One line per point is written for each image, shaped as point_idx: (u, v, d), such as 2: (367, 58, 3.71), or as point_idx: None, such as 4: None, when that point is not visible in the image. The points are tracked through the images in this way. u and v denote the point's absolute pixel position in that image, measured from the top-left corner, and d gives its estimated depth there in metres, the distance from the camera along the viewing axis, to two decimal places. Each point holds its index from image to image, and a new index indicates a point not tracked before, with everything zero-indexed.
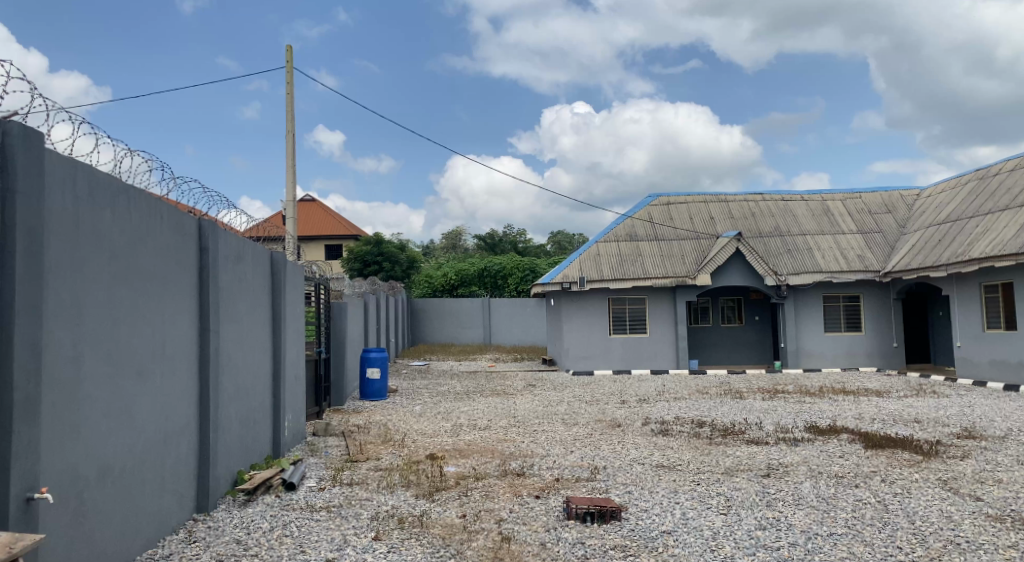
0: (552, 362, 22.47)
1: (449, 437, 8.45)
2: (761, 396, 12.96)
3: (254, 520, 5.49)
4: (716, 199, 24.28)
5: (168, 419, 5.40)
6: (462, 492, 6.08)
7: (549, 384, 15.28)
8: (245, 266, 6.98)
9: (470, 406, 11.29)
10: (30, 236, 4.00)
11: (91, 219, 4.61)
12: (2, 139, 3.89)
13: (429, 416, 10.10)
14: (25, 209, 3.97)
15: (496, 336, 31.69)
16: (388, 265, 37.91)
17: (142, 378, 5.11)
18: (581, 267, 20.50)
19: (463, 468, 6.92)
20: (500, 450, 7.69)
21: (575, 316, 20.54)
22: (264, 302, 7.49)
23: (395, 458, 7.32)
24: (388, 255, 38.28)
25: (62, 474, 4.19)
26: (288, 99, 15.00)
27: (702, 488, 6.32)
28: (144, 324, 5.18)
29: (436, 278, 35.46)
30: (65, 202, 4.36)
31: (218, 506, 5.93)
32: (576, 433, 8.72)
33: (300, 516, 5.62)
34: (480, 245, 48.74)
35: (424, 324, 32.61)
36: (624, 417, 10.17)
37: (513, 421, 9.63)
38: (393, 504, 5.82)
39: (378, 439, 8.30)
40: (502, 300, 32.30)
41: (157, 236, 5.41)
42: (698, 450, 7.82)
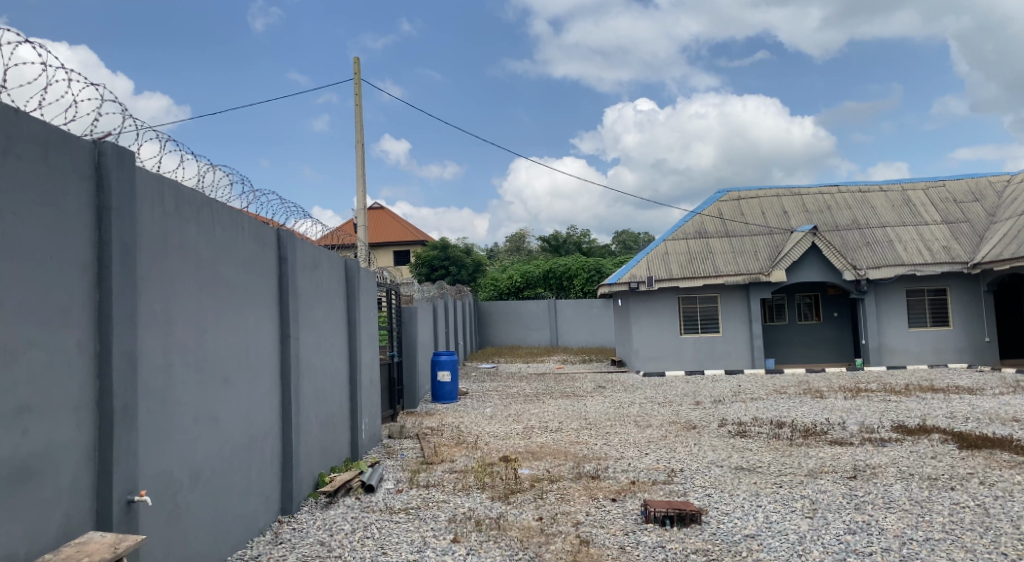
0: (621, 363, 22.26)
1: (521, 439, 8.48)
2: (843, 396, 12.49)
3: (336, 522, 5.62)
4: (788, 192, 23.63)
5: (253, 423, 5.59)
6: (537, 495, 6.08)
7: (620, 385, 15.14)
8: (321, 273, 7.18)
9: (541, 408, 11.29)
10: (126, 250, 4.22)
11: (180, 234, 4.83)
12: (98, 160, 4.14)
13: (500, 418, 10.16)
14: (120, 225, 4.19)
15: (564, 338, 31.62)
16: (454, 270, 38.36)
17: (228, 385, 5.31)
18: (648, 266, 20.27)
19: (538, 470, 6.92)
20: (574, 452, 7.67)
21: (644, 317, 20.30)
22: (340, 309, 7.67)
23: (468, 461, 7.39)
24: (454, 260, 38.74)
25: (158, 478, 4.39)
26: (357, 110, 15.36)
27: (785, 490, 6.14)
28: (228, 333, 5.37)
29: (501, 280, 35.68)
30: (155, 217, 4.57)
31: (302, 508, 6.10)
32: (650, 436, 8.62)
33: (380, 518, 5.73)
34: (545, 247, 48.83)
35: (491, 327, 32.84)
36: (700, 418, 9.99)
37: (585, 423, 9.59)
38: (470, 506, 5.87)
39: (452, 441, 8.39)
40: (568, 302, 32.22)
41: (239, 246, 5.62)
42: (779, 451, 7.62)
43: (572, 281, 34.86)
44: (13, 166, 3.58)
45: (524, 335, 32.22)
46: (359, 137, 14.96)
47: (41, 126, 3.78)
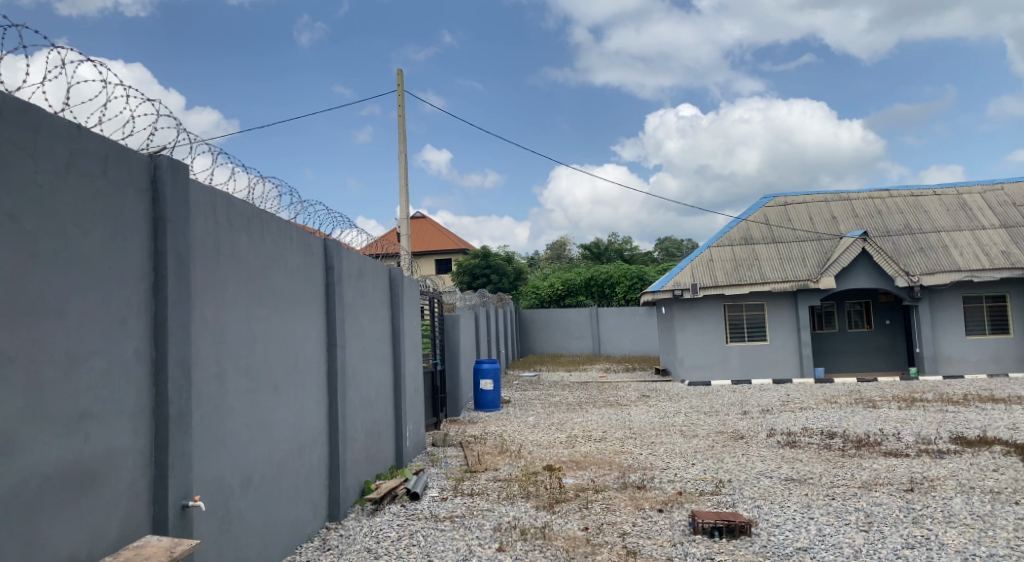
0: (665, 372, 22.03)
1: (565, 448, 8.44)
2: (897, 406, 12.13)
3: (382, 529, 5.66)
4: (837, 197, 23.15)
5: (301, 431, 5.67)
6: (582, 505, 6.04)
7: (665, 395, 14.97)
8: (366, 282, 7.28)
9: (585, 417, 11.23)
10: (180, 261, 4.34)
11: (231, 244, 4.94)
12: (154, 173, 4.27)
13: (543, 427, 10.13)
14: (175, 235, 4.31)
15: (607, 346, 31.43)
16: (496, 278, 38.48)
17: (278, 392, 5.40)
18: (693, 273, 20.02)
19: (582, 480, 6.88)
20: (618, 462, 7.60)
21: (689, 325, 20.06)
22: (384, 317, 7.75)
23: (512, 469, 7.38)
24: (495, 268, 38.87)
25: (211, 483, 4.47)
26: (401, 121, 15.56)
27: (838, 503, 5.99)
28: (277, 341, 5.47)
29: (543, 289, 35.67)
30: (207, 228, 4.68)
31: (349, 515, 6.16)
32: (696, 445, 8.50)
33: (425, 525, 5.75)
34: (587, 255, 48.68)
35: (534, 335, 32.85)
36: (747, 428, 9.82)
37: (630, 433, 9.50)
38: (515, 515, 5.86)
39: (495, 450, 8.39)
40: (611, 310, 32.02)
41: (287, 257, 5.73)
42: (831, 462, 7.44)
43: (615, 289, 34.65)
44: (75, 181, 3.71)
45: (566, 343, 32.23)
46: (402, 148, 15.14)
47: (101, 141, 3.91)
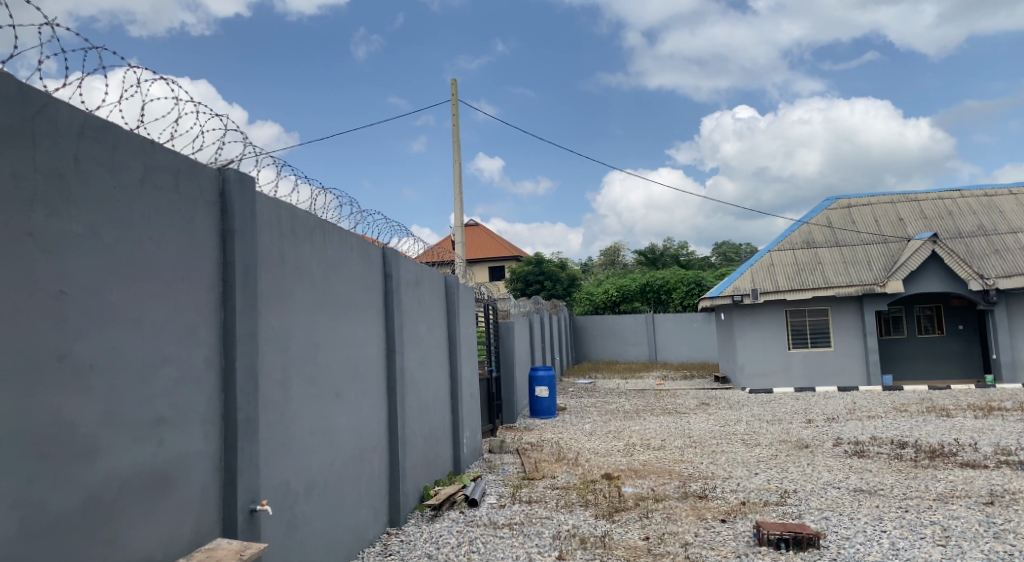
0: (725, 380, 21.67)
1: (623, 456, 8.35)
2: (973, 415, 11.61)
3: (442, 536, 5.69)
4: (904, 198, 22.41)
5: (362, 437, 5.75)
6: (642, 514, 5.96)
7: (725, 402, 14.69)
8: (423, 290, 7.36)
9: (642, 424, 11.10)
10: (247, 271, 4.47)
11: (295, 254, 5.06)
12: (222, 186, 4.42)
13: (600, 435, 10.05)
14: (242, 246, 4.44)
15: (664, 353, 31.03)
16: (550, 285, 38.49)
17: (340, 398, 5.49)
18: (753, 278, 19.67)
19: (641, 489, 6.79)
20: (678, 471, 7.48)
21: (750, 331, 19.73)
22: (441, 325, 7.83)
23: (570, 477, 7.34)
24: (549, 275, 38.88)
25: (277, 488, 4.57)
26: (456, 130, 15.75)
27: (912, 515, 5.76)
28: (339, 349, 5.57)
29: (598, 295, 35.52)
30: (273, 238, 4.81)
31: (409, 521, 6.21)
32: (759, 455, 8.31)
33: (484, 532, 5.76)
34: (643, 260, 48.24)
35: (590, 342, 32.76)
36: (812, 437, 9.56)
37: (689, 441, 9.35)
38: (574, 523, 5.82)
39: (552, 457, 8.36)
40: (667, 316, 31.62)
41: (348, 265, 5.84)
42: (903, 473, 7.16)
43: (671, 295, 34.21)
44: (150, 195, 3.85)
45: (623, 350, 32.05)
46: (457, 156, 15.30)
47: (174, 156, 4.05)
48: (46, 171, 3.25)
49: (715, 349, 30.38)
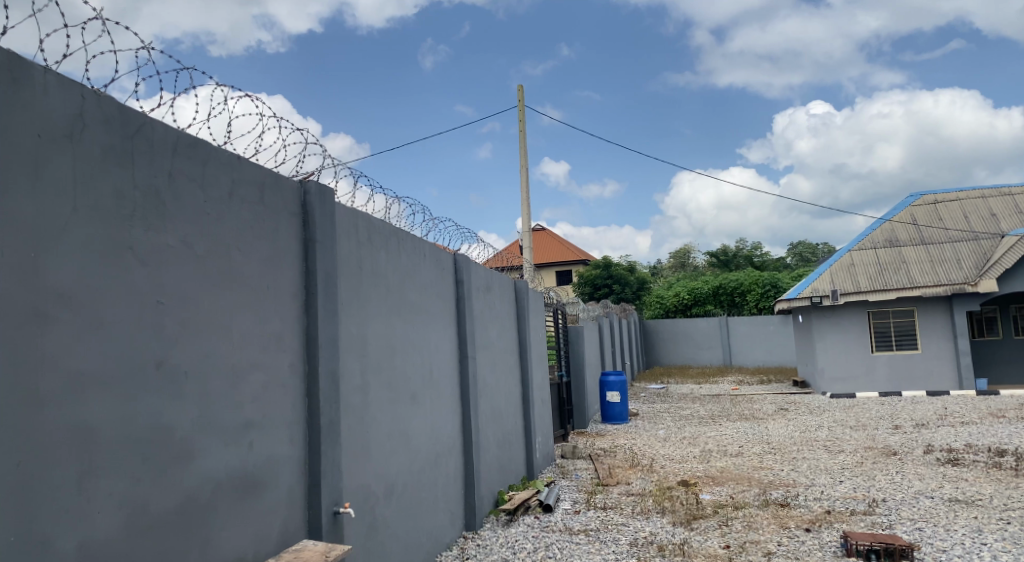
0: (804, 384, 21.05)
1: (699, 463, 8.20)
2: None
3: (518, 540, 5.71)
4: (996, 192, 21.29)
5: (438, 441, 5.83)
6: (722, 522, 5.83)
7: (806, 407, 14.24)
8: (494, 295, 7.42)
9: (718, 430, 10.87)
10: (328, 279, 4.60)
11: (372, 262, 5.18)
12: (303, 198, 4.57)
13: (675, 441, 9.90)
14: (322, 255, 4.57)
15: (738, 357, 30.34)
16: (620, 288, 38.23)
17: (416, 402, 5.58)
18: (833, 279, 19.07)
19: (720, 496, 6.65)
20: (758, 478, 7.29)
21: (829, 335, 19.11)
22: (512, 329, 7.86)
23: (645, 484, 7.25)
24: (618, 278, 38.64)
25: (359, 490, 4.68)
26: (523, 135, 15.84)
27: (1014, 528, 5.44)
28: (414, 354, 5.66)
29: (668, 298, 35.06)
30: (351, 247, 4.94)
31: (484, 525, 6.25)
32: (843, 462, 8.01)
33: (561, 538, 5.74)
34: (714, 262, 47.35)
35: (661, 346, 32.44)
36: (901, 444, 9.16)
37: (768, 448, 9.10)
38: (651, 530, 5.74)
39: (626, 463, 8.28)
40: (741, 318, 30.89)
41: (422, 272, 5.94)
42: (1002, 483, 6.78)
43: (745, 297, 33.42)
44: (237, 208, 4.01)
45: (696, 354, 31.54)
46: (524, 162, 15.37)
47: (259, 170, 4.21)
48: (144, 187, 3.42)
49: (792, 352, 29.45)
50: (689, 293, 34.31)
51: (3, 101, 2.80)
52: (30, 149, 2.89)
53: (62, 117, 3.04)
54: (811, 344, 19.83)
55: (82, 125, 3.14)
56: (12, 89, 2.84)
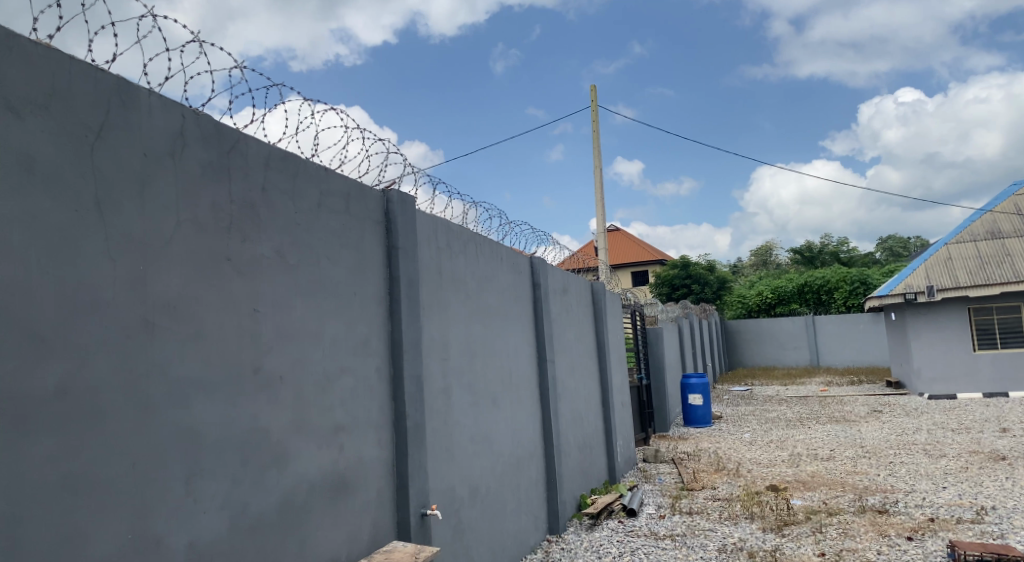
0: (899, 385, 20.11)
1: (788, 467, 7.94)
2: None
3: (603, 545, 5.66)
4: None
5: (519, 444, 5.85)
6: (815, 529, 5.62)
7: (903, 410, 13.59)
8: (571, 297, 7.39)
9: (808, 434, 10.50)
10: (410, 285, 4.68)
11: (452, 267, 5.25)
12: (386, 206, 4.67)
13: (762, 444, 9.62)
14: (405, 261, 4.67)
15: (826, 357, 29.25)
16: (700, 288, 37.57)
17: (497, 406, 5.61)
18: (928, 273, 18.16)
19: (812, 502, 6.41)
20: (852, 484, 7.00)
21: (926, 333, 18.28)
22: (589, 332, 7.82)
23: (732, 488, 7.06)
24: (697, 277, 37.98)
25: (445, 493, 4.74)
26: (596, 136, 15.77)
27: None
28: (494, 358, 5.70)
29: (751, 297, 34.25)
30: (431, 253, 5.02)
31: (568, 529, 6.23)
32: (946, 467, 7.60)
33: (646, 543, 5.67)
34: (798, 259, 45.84)
35: (745, 347, 31.78)
36: (1010, 448, 8.61)
37: (862, 452, 8.73)
38: (740, 537, 5.59)
39: (711, 467, 8.10)
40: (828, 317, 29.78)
41: (500, 276, 5.98)
42: None
43: (832, 294, 32.19)
44: (325, 217, 4.13)
45: (780, 355, 30.61)
46: (598, 163, 15.28)
47: (344, 180, 4.33)
48: (239, 200, 3.57)
49: (886, 351, 28.00)
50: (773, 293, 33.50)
51: (112, 123, 2.97)
52: (137, 168, 3.06)
53: (165, 136, 3.21)
54: (907, 343, 18.95)
55: (183, 143, 3.30)
56: (120, 111, 3.01)
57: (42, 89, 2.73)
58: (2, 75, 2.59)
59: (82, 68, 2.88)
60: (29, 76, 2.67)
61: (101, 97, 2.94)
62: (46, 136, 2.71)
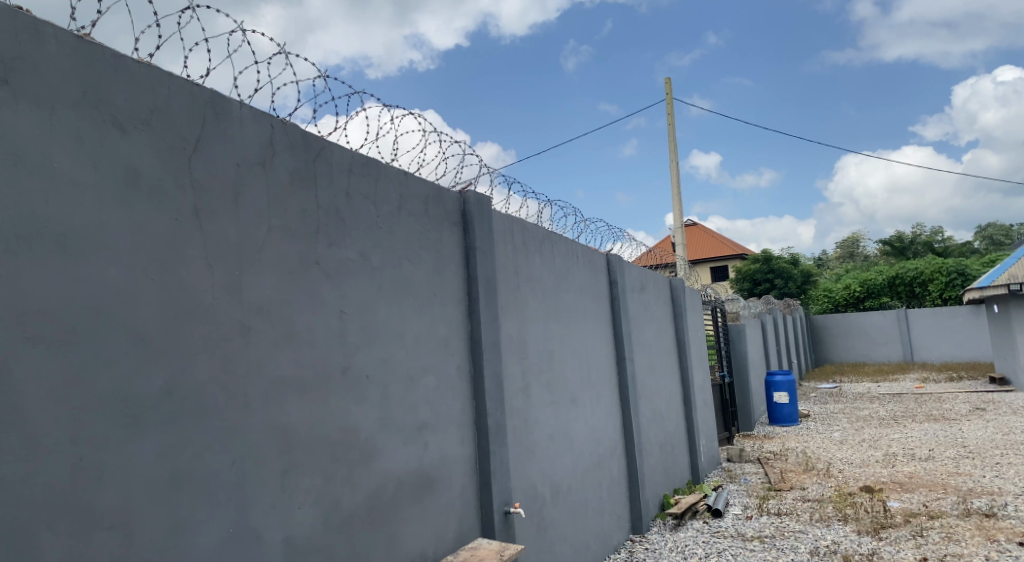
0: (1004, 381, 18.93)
1: (882, 468, 7.60)
2: None
3: (688, 545, 5.57)
4: None
5: (600, 442, 5.82)
6: (915, 532, 5.36)
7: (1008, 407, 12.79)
8: (649, 295, 7.30)
9: (904, 433, 10.02)
10: (488, 285, 4.72)
11: (528, 266, 5.26)
12: (463, 208, 4.73)
13: (854, 444, 9.24)
14: (483, 261, 4.71)
15: (921, 352, 27.85)
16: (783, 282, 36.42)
17: (576, 404, 5.60)
18: None
19: (910, 504, 6.12)
20: (954, 486, 6.64)
21: None
22: (669, 329, 7.70)
23: (823, 489, 6.82)
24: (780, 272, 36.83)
25: (527, 491, 4.77)
26: (671, 129, 15.49)
27: None
28: (573, 356, 5.69)
29: (838, 292, 32.99)
30: (508, 252, 5.05)
31: (651, 529, 6.16)
32: None
33: (733, 544, 5.54)
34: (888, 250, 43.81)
35: (832, 342, 30.65)
36: None
37: (964, 452, 8.27)
38: (833, 539, 5.39)
39: (799, 467, 7.84)
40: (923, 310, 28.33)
41: (576, 274, 5.96)
42: None
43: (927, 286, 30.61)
44: (405, 220, 4.22)
45: (870, 351, 29.36)
46: (673, 157, 15.02)
47: (423, 183, 4.41)
48: (325, 206, 3.68)
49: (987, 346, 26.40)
50: (862, 286, 32.19)
51: (208, 135, 3.12)
52: (231, 177, 3.20)
53: (255, 146, 3.34)
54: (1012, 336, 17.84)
55: (272, 152, 3.43)
56: (214, 124, 3.15)
57: (145, 106, 2.88)
58: (112, 93, 2.75)
59: (180, 84, 3.03)
60: (135, 93, 2.83)
61: (197, 111, 3.08)
62: (150, 150, 2.86)
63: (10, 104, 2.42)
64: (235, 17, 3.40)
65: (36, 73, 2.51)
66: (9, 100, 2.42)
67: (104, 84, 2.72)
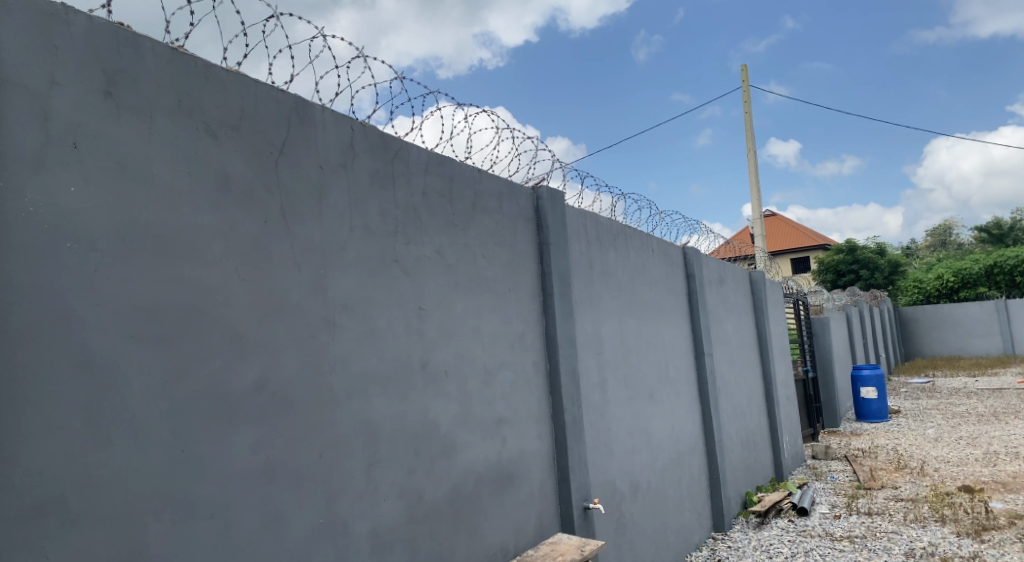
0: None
1: (983, 467, 7.20)
2: None
3: (773, 544, 5.43)
4: None
5: (679, 439, 5.73)
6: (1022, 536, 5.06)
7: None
8: (727, 288, 7.13)
9: (1007, 430, 9.45)
10: (563, 280, 4.72)
11: (603, 260, 5.23)
12: (537, 204, 4.74)
13: (951, 441, 8.78)
14: (557, 257, 4.71)
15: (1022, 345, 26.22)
16: (869, 273, 34.91)
17: (654, 400, 5.53)
18: None
19: (1015, 506, 5.78)
20: None
21: None
22: (749, 323, 7.51)
23: (917, 489, 6.52)
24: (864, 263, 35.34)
25: (606, 487, 4.74)
26: (748, 119, 15.08)
27: None
28: (650, 351, 5.62)
29: (929, 282, 31.40)
30: (582, 247, 5.03)
31: (734, 527, 6.03)
32: None
33: (821, 544, 5.36)
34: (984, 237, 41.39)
35: (923, 335, 29.21)
36: None
37: None
38: (930, 541, 5.15)
39: (891, 466, 7.52)
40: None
41: (651, 268, 5.88)
42: None
43: None
44: (480, 217, 4.26)
45: (965, 344, 27.83)
46: (750, 146, 14.62)
47: (497, 180, 4.44)
48: (403, 204, 3.76)
49: None
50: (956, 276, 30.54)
51: (292, 140, 3.22)
52: (314, 179, 3.30)
53: (336, 149, 3.44)
54: None
55: (352, 154, 3.52)
56: (298, 128, 3.26)
57: (233, 112, 3.01)
58: (204, 102, 2.87)
59: (266, 91, 3.14)
60: (224, 102, 2.95)
61: (281, 116, 3.19)
62: (239, 155, 2.98)
63: (114, 115, 2.56)
64: (315, 22, 3.50)
65: (135, 85, 2.65)
66: (113, 112, 2.55)
67: (196, 93, 2.85)
